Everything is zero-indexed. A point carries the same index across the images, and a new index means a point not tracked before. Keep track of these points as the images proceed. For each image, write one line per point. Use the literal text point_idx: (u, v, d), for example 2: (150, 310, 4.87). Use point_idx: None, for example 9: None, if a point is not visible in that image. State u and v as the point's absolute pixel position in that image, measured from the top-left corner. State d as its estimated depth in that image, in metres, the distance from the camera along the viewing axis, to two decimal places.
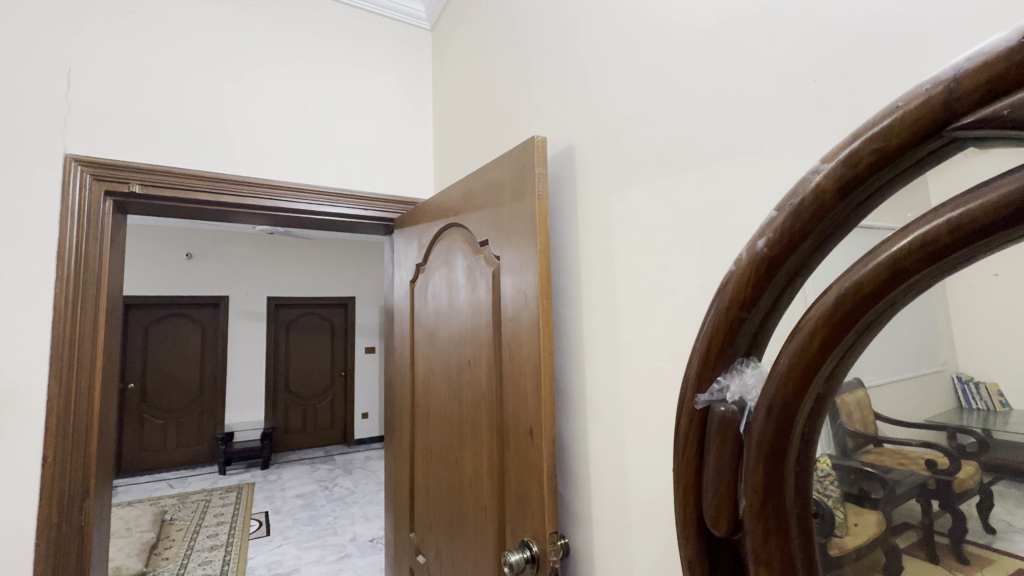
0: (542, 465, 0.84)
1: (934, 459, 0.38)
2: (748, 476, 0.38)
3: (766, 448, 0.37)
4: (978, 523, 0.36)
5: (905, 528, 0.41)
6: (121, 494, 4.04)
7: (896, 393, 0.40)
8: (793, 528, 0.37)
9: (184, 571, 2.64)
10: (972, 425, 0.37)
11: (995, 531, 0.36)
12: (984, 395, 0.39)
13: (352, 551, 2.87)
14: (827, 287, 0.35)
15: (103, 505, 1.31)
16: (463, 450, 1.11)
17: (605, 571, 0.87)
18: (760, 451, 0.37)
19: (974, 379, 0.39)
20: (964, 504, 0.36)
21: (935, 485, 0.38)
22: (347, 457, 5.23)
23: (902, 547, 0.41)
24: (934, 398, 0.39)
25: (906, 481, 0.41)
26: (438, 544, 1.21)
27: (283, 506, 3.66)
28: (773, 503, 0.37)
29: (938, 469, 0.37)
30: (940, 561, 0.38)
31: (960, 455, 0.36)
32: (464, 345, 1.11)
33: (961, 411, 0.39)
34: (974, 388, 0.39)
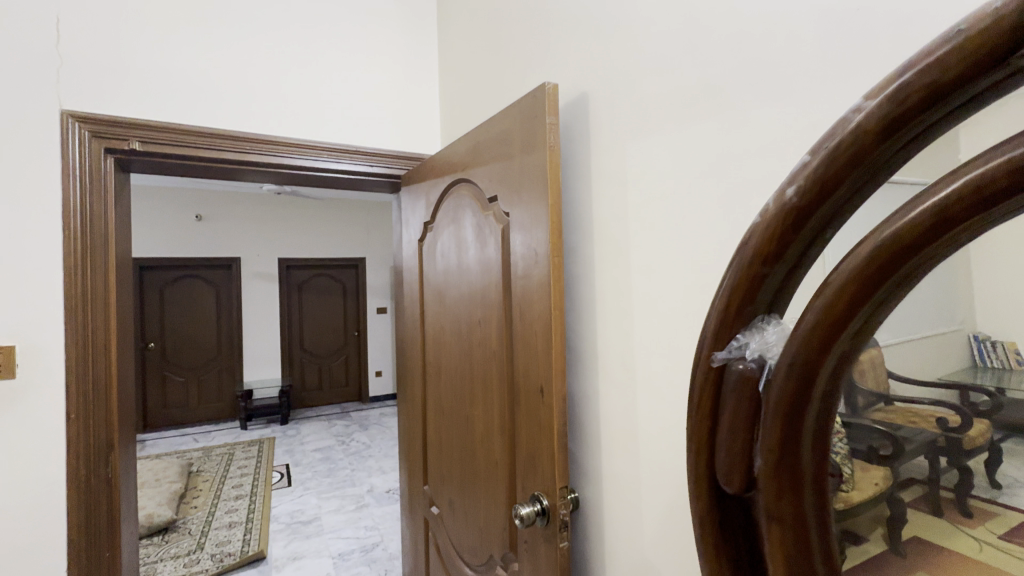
0: (553, 422, 0.84)
1: (947, 417, 0.39)
2: (765, 437, 0.37)
3: (784, 409, 0.36)
4: (983, 480, 0.37)
5: (909, 483, 0.42)
6: (149, 447, 4.24)
7: (911, 350, 0.39)
8: (808, 487, 0.37)
9: (212, 518, 2.79)
10: (985, 382, 0.36)
11: (1000, 487, 0.36)
12: (1000, 353, 0.38)
13: (369, 501, 3.00)
14: (863, 238, 0.33)
15: (128, 460, 1.37)
16: (474, 407, 1.12)
17: (613, 524, 0.89)
18: (778, 412, 0.37)
19: (989, 338, 0.38)
20: (972, 461, 0.37)
21: (945, 442, 0.40)
22: (362, 413, 5.40)
23: (908, 500, 0.43)
24: (946, 359, 0.39)
25: (916, 439, 0.42)
26: (450, 497, 1.26)
27: (303, 459, 3.82)
28: (789, 462, 0.37)
29: (950, 427, 0.39)
30: (944, 514, 0.40)
31: (974, 413, 0.36)
32: (474, 305, 1.10)
33: (975, 369, 0.39)
34: (990, 347, 0.38)
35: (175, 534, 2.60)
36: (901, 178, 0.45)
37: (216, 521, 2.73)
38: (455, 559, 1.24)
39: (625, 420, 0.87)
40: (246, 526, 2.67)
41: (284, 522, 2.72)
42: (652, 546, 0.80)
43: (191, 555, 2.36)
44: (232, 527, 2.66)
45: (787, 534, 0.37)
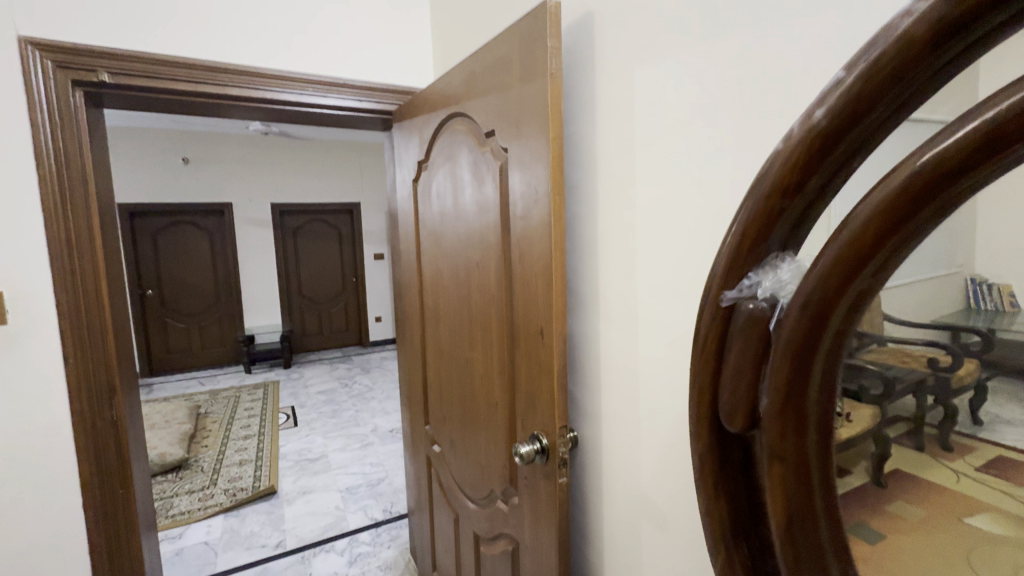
0: (553, 364, 0.84)
1: (938, 357, 0.42)
2: (773, 376, 0.37)
3: (792, 350, 0.36)
4: (965, 416, 0.39)
5: (896, 420, 0.45)
6: (156, 391, 4.35)
7: (907, 291, 0.41)
8: (812, 424, 0.37)
9: (223, 456, 2.90)
10: (977, 324, 0.39)
11: (981, 422, 0.38)
12: (995, 296, 0.38)
13: (374, 440, 3.12)
14: (896, 166, 0.30)
15: (132, 403, 1.38)
16: (473, 352, 1.12)
17: (611, 460, 0.92)
18: (785, 352, 0.36)
19: (986, 281, 0.38)
20: (957, 398, 0.39)
21: (933, 381, 0.42)
22: (363, 358, 5.50)
23: (892, 436, 0.45)
24: (942, 300, 0.41)
25: (907, 377, 0.44)
26: (452, 437, 1.29)
27: (308, 401, 3.93)
28: (795, 400, 0.37)
29: (939, 367, 0.41)
30: (926, 449, 0.43)
31: (964, 353, 0.39)
32: (471, 248, 1.08)
33: (968, 311, 0.40)
34: (985, 290, 0.39)
35: (188, 471, 2.71)
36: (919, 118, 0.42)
37: (227, 459, 2.85)
38: (457, 493, 1.29)
39: (627, 361, 0.87)
40: (256, 463, 2.78)
41: (292, 460, 2.83)
42: (649, 480, 0.83)
43: (205, 490, 2.48)
44: (242, 464, 2.77)
45: (788, 470, 0.38)
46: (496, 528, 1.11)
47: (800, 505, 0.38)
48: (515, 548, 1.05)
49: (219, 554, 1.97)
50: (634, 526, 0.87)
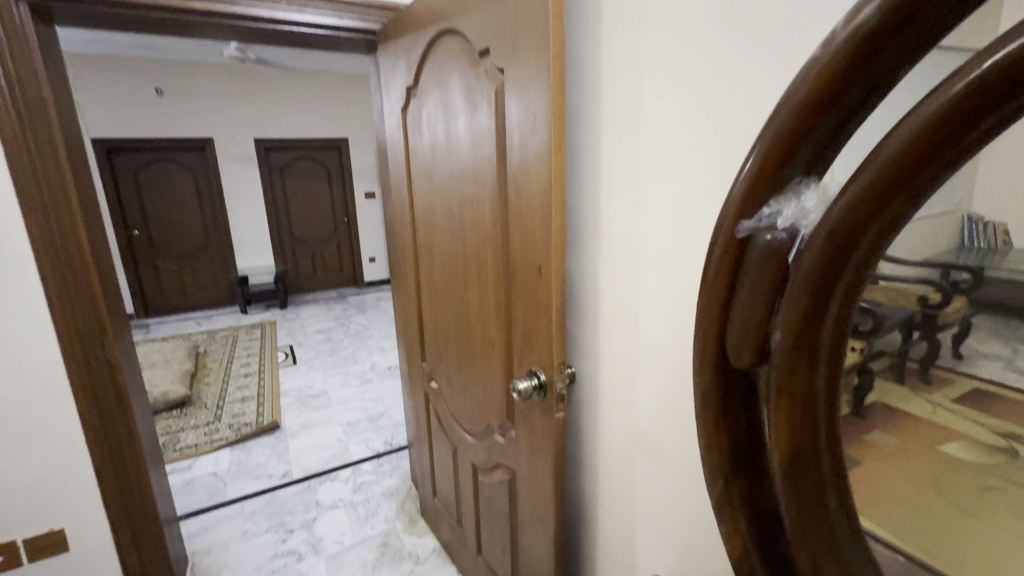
0: (551, 301, 0.83)
1: (927, 295, 0.45)
2: (788, 311, 0.36)
3: (811, 283, 0.34)
4: (948, 350, 0.45)
5: (880, 355, 0.48)
6: (153, 331, 4.39)
7: (914, 229, 0.42)
8: (823, 360, 0.37)
9: (225, 392, 2.97)
10: (968, 262, 0.42)
11: (962, 356, 0.45)
12: (988, 234, 0.41)
13: (372, 377, 3.19)
14: (946, 81, 0.28)
15: (125, 344, 1.38)
16: (468, 289, 1.10)
17: (606, 394, 0.94)
18: (803, 284, 0.35)
19: (983, 220, 0.41)
20: (942, 334, 0.45)
21: (920, 318, 0.47)
22: (359, 298, 5.51)
23: (875, 369, 0.49)
24: (939, 239, 0.43)
25: (894, 315, 0.48)
26: (449, 374, 1.30)
27: (306, 340, 3.97)
28: (809, 336, 0.36)
29: (929, 304, 0.46)
30: (907, 380, 0.49)
31: (953, 291, 0.44)
32: (465, 182, 1.03)
33: (960, 249, 0.43)
34: (980, 228, 0.41)
35: (191, 408, 2.78)
36: (957, 39, 0.39)
37: (229, 395, 2.92)
38: (455, 427, 1.32)
39: (627, 297, 0.85)
40: (258, 399, 2.85)
41: (293, 396, 2.90)
42: (646, 415, 0.84)
43: (210, 425, 2.55)
44: (245, 400, 2.84)
45: (795, 405, 0.38)
46: (493, 458, 1.15)
47: (803, 436, 0.38)
48: (512, 477, 1.10)
49: (228, 484, 2.06)
50: (628, 458, 0.90)
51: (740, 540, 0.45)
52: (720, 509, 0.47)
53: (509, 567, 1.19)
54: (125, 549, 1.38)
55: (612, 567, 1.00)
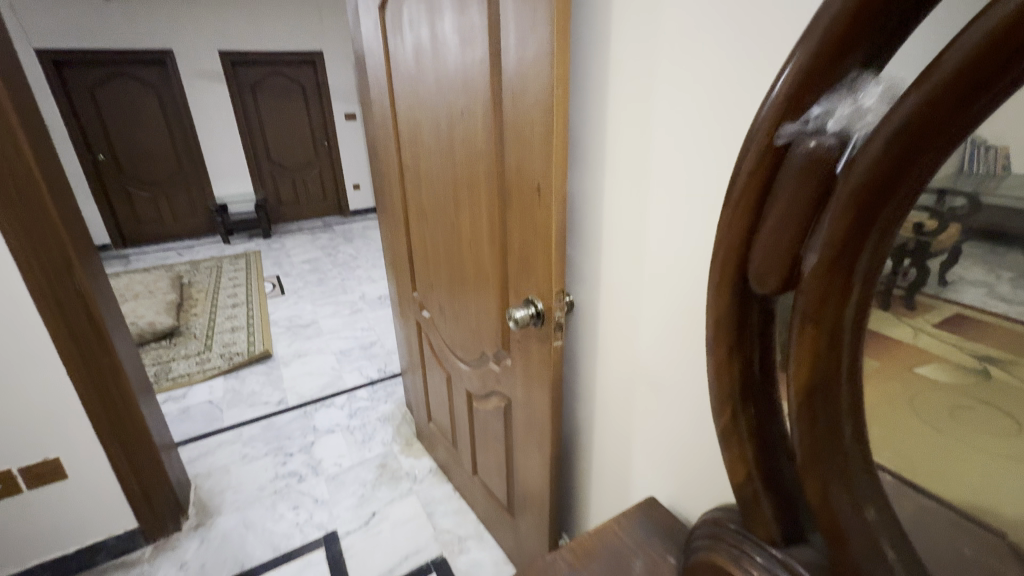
0: (551, 225, 0.78)
1: (921, 222, 0.39)
2: (826, 232, 0.32)
3: (860, 197, 0.30)
4: (935, 278, 0.41)
5: None
6: (134, 262, 4.26)
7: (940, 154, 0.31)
8: (858, 287, 0.33)
9: (214, 323, 2.94)
10: (965, 187, 0.36)
11: (946, 284, 0.41)
12: (989, 159, 0.35)
13: (362, 306, 3.17)
14: None
15: (98, 275, 1.31)
16: (459, 214, 1.04)
17: (606, 322, 0.91)
18: (850, 200, 0.31)
19: (987, 144, 0.34)
20: (932, 260, 0.40)
21: (911, 245, 0.40)
22: (345, 227, 5.37)
23: None
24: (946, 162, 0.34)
25: None
26: (441, 302, 1.27)
27: (293, 270, 3.90)
28: (847, 261, 0.32)
29: (922, 232, 0.39)
30: (889, 306, 0.44)
31: (948, 216, 0.38)
32: (455, 92, 0.92)
33: (958, 175, 0.35)
34: (983, 152, 0.34)
35: (181, 338, 2.77)
36: None
37: (218, 326, 2.89)
38: (448, 355, 1.32)
39: (632, 219, 0.79)
40: (248, 329, 2.84)
41: (283, 326, 2.89)
42: (647, 344, 0.83)
43: (201, 355, 2.55)
44: (234, 331, 2.82)
45: (821, 335, 0.35)
46: (488, 386, 1.16)
47: (826, 367, 0.36)
48: (507, 404, 1.11)
49: (224, 411, 2.09)
50: (628, 386, 0.90)
51: (744, 468, 0.45)
52: (725, 438, 0.46)
53: (504, 485, 1.25)
54: (125, 477, 1.41)
55: (606, 485, 1.04)
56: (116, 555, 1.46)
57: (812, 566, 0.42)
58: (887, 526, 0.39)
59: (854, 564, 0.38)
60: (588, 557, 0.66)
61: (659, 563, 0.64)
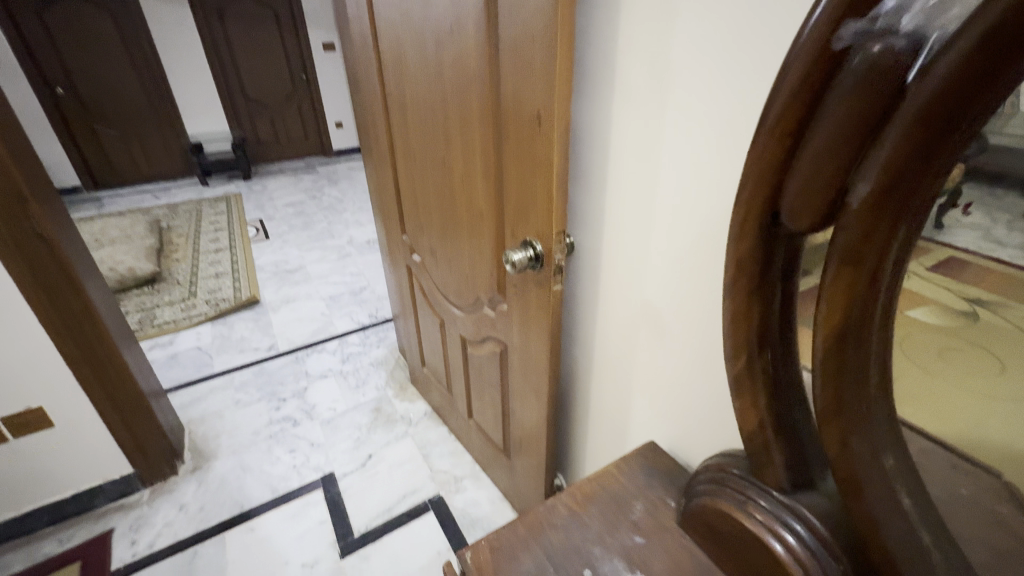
0: (552, 159, 0.71)
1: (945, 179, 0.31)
2: (881, 158, 0.28)
3: (930, 112, 0.26)
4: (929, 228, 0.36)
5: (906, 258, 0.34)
6: (108, 206, 4.08)
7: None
8: (908, 224, 0.30)
9: (197, 269, 2.86)
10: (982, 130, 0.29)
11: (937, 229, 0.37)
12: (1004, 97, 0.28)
13: (351, 251, 3.10)
14: None
15: (63, 220, 1.24)
16: (450, 150, 0.96)
17: (608, 265, 0.88)
18: (916, 117, 0.26)
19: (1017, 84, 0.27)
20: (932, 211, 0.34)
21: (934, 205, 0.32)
22: (330, 168, 5.15)
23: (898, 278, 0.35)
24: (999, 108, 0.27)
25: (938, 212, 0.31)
26: (432, 246, 1.22)
27: (277, 213, 3.77)
28: (901, 193, 0.28)
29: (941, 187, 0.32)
30: None
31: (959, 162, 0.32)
32: (444, 8, 0.82)
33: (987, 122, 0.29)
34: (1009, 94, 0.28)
35: (164, 284, 2.69)
36: None
37: (202, 272, 2.81)
38: (441, 300, 1.29)
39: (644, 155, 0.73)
40: (234, 275, 2.76)
41: (270, 272, 2.83)
42: (652, 287, 0.80)
43: (187, 302, 2.49)
44: (220, 277, 2.75)
45: (861, 279, 0.32)
46: (483, 331, 1.13)
47: (862, 313, 0.33)
48: (502, 349, 1.09)
49: (214, 357, 2.08)
50: (631, 330, 0.88)
51: (756, 416, 0.43)
52: (738, 385, 0.44)
53: (500, 428, 1.26)
54: (113, 423, 1.41)
55: (602, 426, 1.05)
56: (114, 498, 1.48)
57: (824, 516, 0.43)
58: (904, 473, 0.37)
59: (869, 512, 0.37)
60: (587, 501, 0.66)
61: (660, 506, 0.65)
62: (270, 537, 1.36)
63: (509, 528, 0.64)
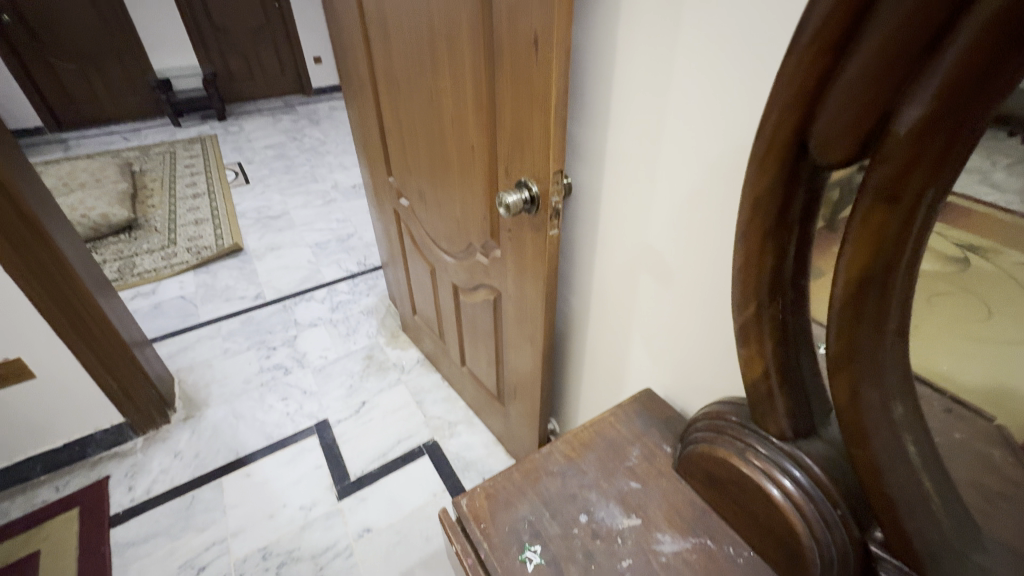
0: (551, 90, 0.66)
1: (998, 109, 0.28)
2: (940, 76, 0.25)
3: (1007, 18, 0.23)
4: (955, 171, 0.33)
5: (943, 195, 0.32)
6: (75, 149, 3.85)
7: None
8: (957, 154, 0.27)
9: (175, 216, 2.75)
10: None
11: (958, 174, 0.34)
12: None
13: (336, 196, 2.99)
14: None
15: (19, 162, 1.14)
16: (439, 82, 0.89)
17: (608, 208, 0.84)
18: (989, 24, 0.23)
19: None
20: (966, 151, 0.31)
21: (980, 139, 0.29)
22: (310, 108, 4.87)
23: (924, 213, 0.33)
24: None
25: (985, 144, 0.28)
26: (421, 189, 1.16)
27: (256, 157, 3.59)
28: (955, 118, 0.25)
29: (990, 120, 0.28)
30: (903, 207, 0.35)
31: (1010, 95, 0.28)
32: None
33: None
34: None
35: (142, 232, 2.59)
36: None
37: (181, 218, 2.70)
38: (431, 246, 1.25)
39: (653, 90, 0.68)
40: (215, 222, 2.66)
41: (252, 218, 2.73)
42: (655, 231, 0.77)
43: (166, 250, 2.41)
44: (199, 224, 2.65)
45: (896, 216, 0.29)
46: (475, 279, 1.11)
47: (888, 260, 0.31)
48: (496, 297, 1.07)
49: (199, 307, 2.04)
50: (631, 276, 0.85)
51: (762, 365, 0.42)
52: (745, 332, 0.42)
53: (493, 376, 1.27)
54: (99, 373, 1.39)
55: (597, 373, 1.06)
56: (107, 447, 1.49)
57: (824, 463, 0.44)
58: (912, 424, 0.36)
59: (874, 463, 0.36)
60: (584, 449, 0.67)
61: (656, 452, 0.66)
62: (268, 481, 1.40)
63: (505, 475, 0.64)
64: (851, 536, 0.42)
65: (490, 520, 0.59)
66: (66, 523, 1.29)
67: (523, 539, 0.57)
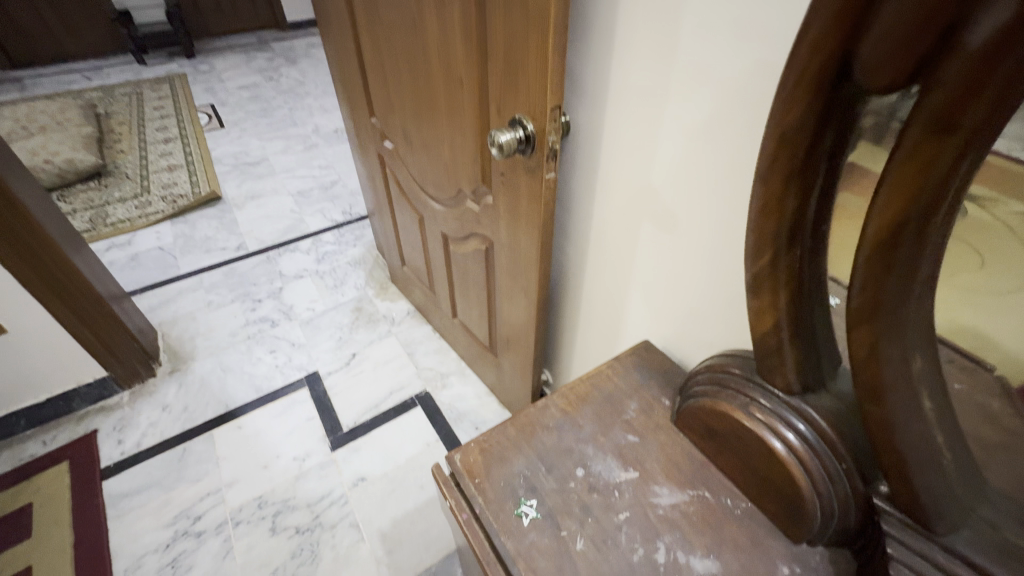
0: (549, 13, 0.59)
1: None
2: None
3: None
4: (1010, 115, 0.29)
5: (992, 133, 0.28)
6: (32, 89, 3.57)
7: None
8: None
9: (147, 162, 2.60)
10: None
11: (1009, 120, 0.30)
12: None
13: (318, 142, 2.84)
14: None
15: None
16: (423, 8, 0.80)
17: (608, 151, 0.79)
18: None
19: None
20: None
21: None
22: (286, 45, 4.55)
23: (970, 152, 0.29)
24: None
25: None
26: (406, 131, 1.09)
27: (230, 99, 3.37)
28: None
29: None
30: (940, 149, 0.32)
31: None
32: None
33: None
34: None
35: (113, 180, 2.46)
36: None
37: (153, 165, 2.56)
38: (418, 194, 1.19)
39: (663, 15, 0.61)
40: (189, 169, 2.53)
41: (229, 165, 2.60)
42: (659, 175, 0.73)
43: (140, 200, 2.30)
44: (174, 171, 2.52)
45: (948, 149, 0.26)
46: (466, 228, 1.06)
47: (932, 200, 0.27)
48: (488, 246, 1.03)
49: (179, 259, 1.97)
50: (630, 225, 0.82)
51: (773, 318, 0.40)
52: (757, 283, 0.40)
53: (485, 328, 1.25)
54: (76, 328, 1.35)
55: (591, 323, 1.05)
56: (93, 402, 1.48)
57: (829, 417, 0.43)
58: (930, 379, 0.35)
59: (889, 420, 0.35)
60: (580, 403, 0.66)
61: (654, 405, 0.65)
62: (261, 433, 1.40)
63: (499, 430, 0.63)
64: (852, 488, 0.42)
65: (485, 475, 0.59)
66: (57, 477, 1.29)
67: (518, 493, 0.57)
